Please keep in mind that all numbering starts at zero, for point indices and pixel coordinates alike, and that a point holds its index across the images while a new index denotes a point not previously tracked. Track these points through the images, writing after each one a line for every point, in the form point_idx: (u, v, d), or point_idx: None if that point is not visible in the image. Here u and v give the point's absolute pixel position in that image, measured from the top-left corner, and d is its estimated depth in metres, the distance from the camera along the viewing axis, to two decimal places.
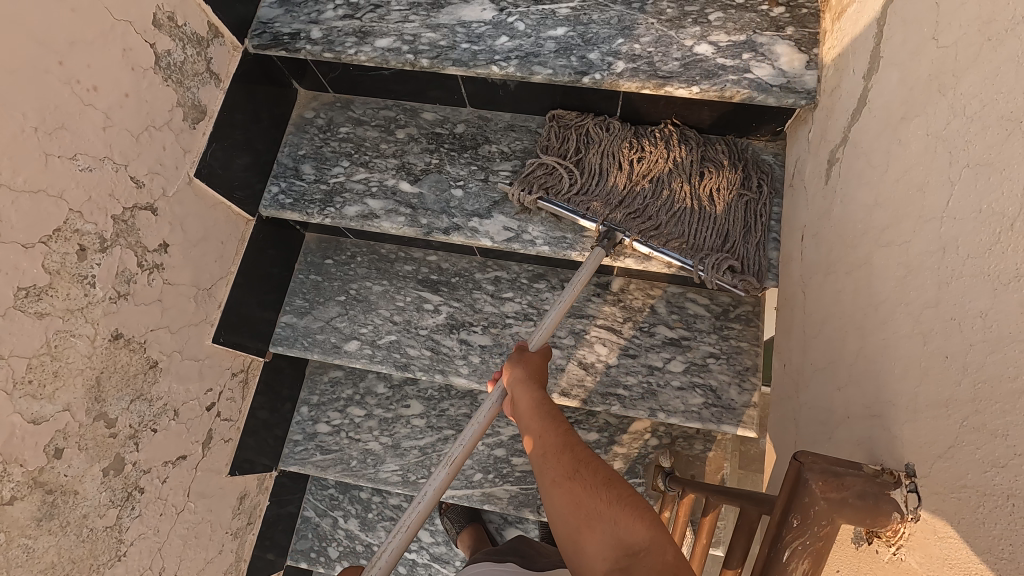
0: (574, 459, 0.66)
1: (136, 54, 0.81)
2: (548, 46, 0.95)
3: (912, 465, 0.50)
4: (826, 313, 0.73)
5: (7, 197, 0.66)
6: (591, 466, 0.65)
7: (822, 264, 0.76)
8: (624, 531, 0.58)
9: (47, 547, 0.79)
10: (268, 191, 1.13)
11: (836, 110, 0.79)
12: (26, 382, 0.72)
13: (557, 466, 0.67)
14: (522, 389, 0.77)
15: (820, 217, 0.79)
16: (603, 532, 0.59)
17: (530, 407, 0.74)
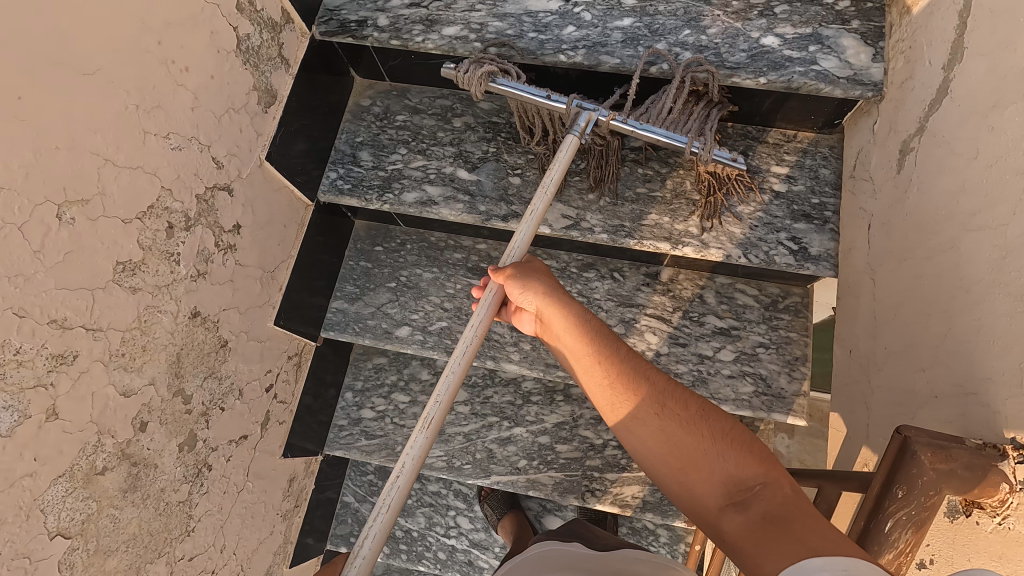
0: (660, 399, 0.72)
1: (222, 37, 0.83)
2: (615, 36, 0.96)
3: (1016, 437, 0.51)
4: (901, 298, 0.75)
5: (111, 171, 0.68)
6: (686, 403, 0.71)
7: (896, 251, 0.78)
8: (734, 468, 0.63)
9: (131, 518, 0.81)
10: (326, 177, 1.16)
11: (908, 100, 0.81)
12: (120, 354, 0.74)
13: (651, 404, 0.72)
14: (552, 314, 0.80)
15: (890, 205, 0.81)
16: (710, 470, 0.65)
17: (576, 333, 0.78)
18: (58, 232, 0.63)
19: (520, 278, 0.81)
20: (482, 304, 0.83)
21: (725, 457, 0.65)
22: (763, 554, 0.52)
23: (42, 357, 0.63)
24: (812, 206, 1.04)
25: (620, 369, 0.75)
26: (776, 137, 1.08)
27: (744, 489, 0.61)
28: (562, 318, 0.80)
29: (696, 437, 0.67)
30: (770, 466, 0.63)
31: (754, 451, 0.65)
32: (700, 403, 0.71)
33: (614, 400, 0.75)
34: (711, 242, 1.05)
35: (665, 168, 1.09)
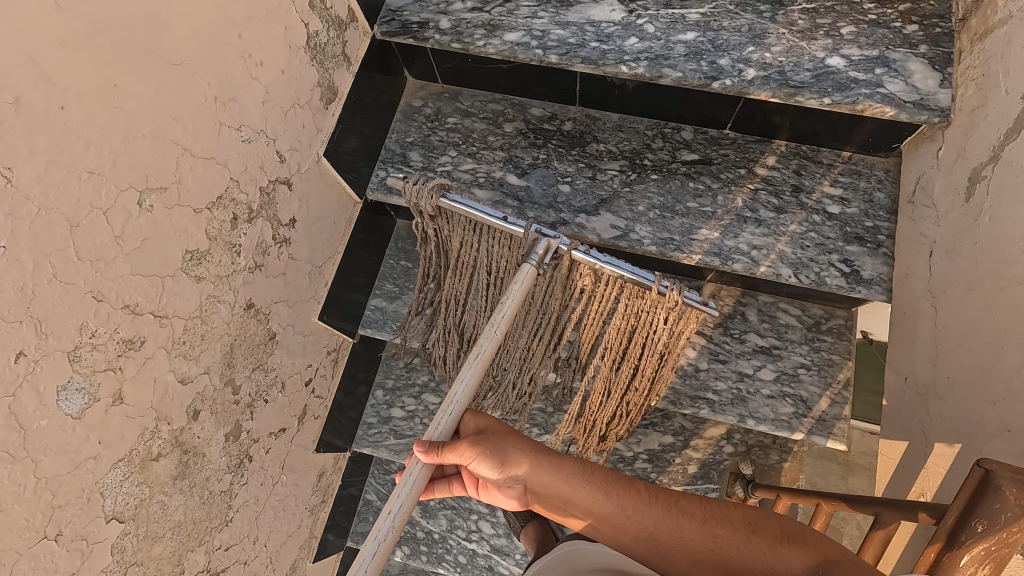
0: (693, 522, 0.70)
1: (295, 33, 0.83)
2: (678, 50, 0.96)
3: None
4: (969, 327, 0.76)
5: (188, 161, 0.69)
6: (723, 520, 0.69)
7: (964, 279, 0.79)
8: (798, 573, 0.64)
9: (178, 505, 0.81)
10: (375, 175, 1.16)
11: (979, 128, 0.81)
12: (181, 343, 0.75)
13: (690, 531, 0.70)
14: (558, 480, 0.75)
15: (956, 233, 0.82)
16: None
17: (590, 498, 0.73)
18: (137, 219, 0.63)
19: (492, 453, 0.77)
20: (407, 478, 0.75)
21: (787, 565, 0.64)
22: None
23: (113, 341, 0.64)
24: (865, 228, 1.03)
25: (651, 513, 0.72)
26: (830, 159, 1.08)
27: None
28: (551, 478, 0.76)
29: (753, 552, 0.66)
30: (825, 551, 0.64)
31: (799, 540, 0.66)
32: (727, 504, 0.72)
33: (649, 542, 0.72)
34: (762, 260, 1.03)
35: (716, 183, 1.08)
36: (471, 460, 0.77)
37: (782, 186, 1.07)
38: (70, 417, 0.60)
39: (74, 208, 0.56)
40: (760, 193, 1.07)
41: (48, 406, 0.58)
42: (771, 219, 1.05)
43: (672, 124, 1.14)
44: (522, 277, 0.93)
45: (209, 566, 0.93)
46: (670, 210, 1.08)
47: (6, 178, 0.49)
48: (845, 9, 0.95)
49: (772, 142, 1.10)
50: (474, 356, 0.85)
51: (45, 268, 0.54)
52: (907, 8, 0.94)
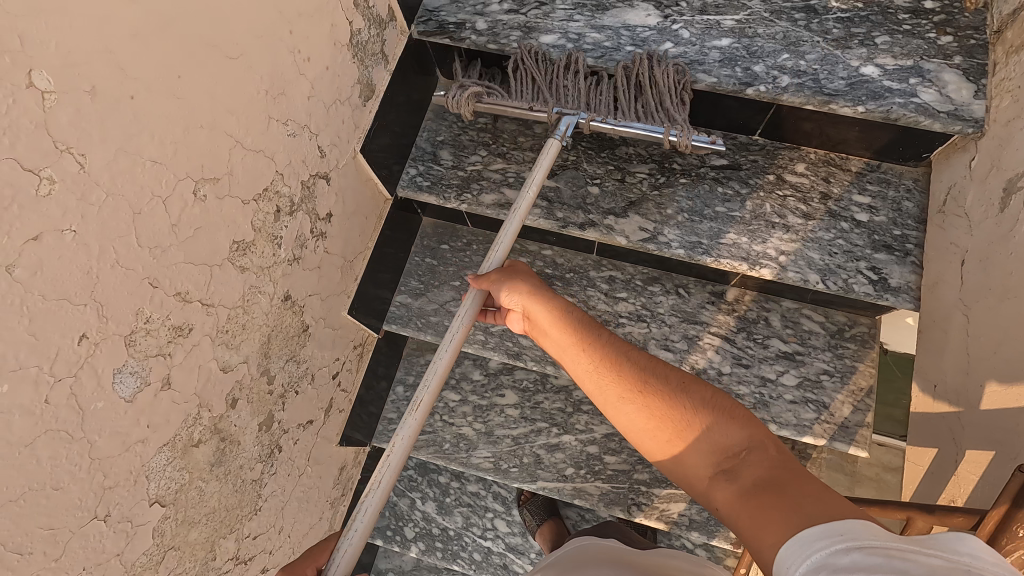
0: (638, 373, 0.73)
1: (339, 30, 0.85)
2: (712, 55, 0.97)
3: None
4: (1003, 336, 0.78)
5: (239, 153, 0.70)
6: (667, 379, 0.71)
7: (998, 290, 0.80)
8: (721, 436, 0.65)
9: (214, 491, 0.83)
10: (406, 173, 1.17)
11: (1016, 139, 0.81)
12: (224, 331, 0.76)
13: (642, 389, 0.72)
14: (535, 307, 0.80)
15: (990, 243, 0.83)
16: (696, 443, 0.66)
17: (568, 327, 0.78)
18: (192, 208, 0.65)
19: (507, 279, 0.82)
20: (465, 304, 0.84)
21: (708, 425, 0.66)
22: (761, 520, 0.54)
23: (164, 327, 0.65)
24: (893, 237, 1.04)
25: (609, 357, 0.75)
26: (860, 167, 1.08)
27: (733, 454, 0.63)
28: (542, 308, 0.80)
29: (682, 411, 0.68)
30: (752, 427, 0.64)
31: (732, 413, 0.66)
32: (679, 374, 0.72)
33: (598, 384, 0.74)
34: (789, 265, 1.04)
35: (745, 189, 1.09)
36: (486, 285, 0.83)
37: (811, 193, 1.08)
38: (123, 399, 0.62)
39: (137, 195, 0.57)
40: (789, 199, 1.08)
41: (105, 388, 0.59)
42: (798, 225, 1.06)
43: (702, 129, 1.15)
44: (548, 152, 0.89)
45: (238, 554, 0.94)
46: (698, 213, 1.09)
47: (80, 164, 0.50)
48: (880, 19, 0.96)
49: (801, 149, 1.11)
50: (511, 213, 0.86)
51: (109, 253, 0.55)
52: (942, 20, 0.95)
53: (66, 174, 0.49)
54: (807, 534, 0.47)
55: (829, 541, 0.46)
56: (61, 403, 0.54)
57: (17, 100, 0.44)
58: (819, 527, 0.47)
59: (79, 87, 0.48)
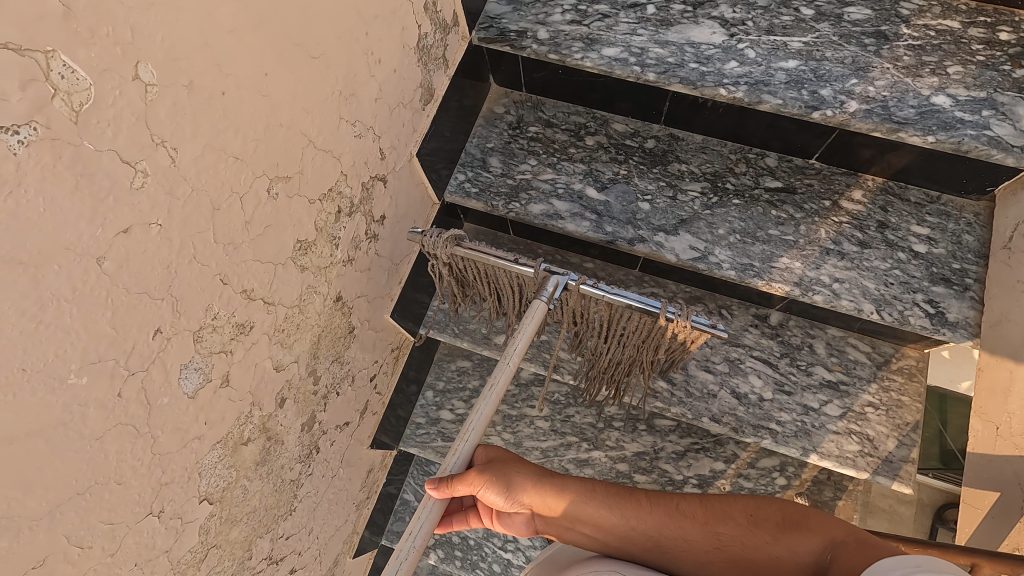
0: (696, 518, 0.76)
1: (409, 33, 0.84)
2: (778, 77, 0.96)
3: None
4: None
5: (311, 153, 0.70)
6: (724, 514, 0.75)
7: None
8: (804, 554, 0.69)
9: (256, 491, 0.82)
10: (454, 178, 1.16)
11: None
12: (280, 331, 0.75)
13: (700, 535, 0.75)
14: (547, 498, 0.80)
15: None
16: (784, 562, 0.70)
17: (593, 504, 0.78)
18: (264, 206, 0.64)
19: (498, 482, 0.80)
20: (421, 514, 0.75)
21: (790, 549, 0.70)
22: None
23: (229, 324, 0.64)
24: (952, 270, 1.01)
25: (663, 515, 0.76)
26: (919, 197, 1.06)
27: (824, 566, 0.67)
28: (555, 498, 0.80)
29: (755, 542, 0.72)
30: (827, 530, 0.69)
31: (799, 525, 0.71)
32: (738, 501, 0.76)
33: (673, 551, 0.76)
34: (844, 293, 1.02)
35: (800, 213, 1.07)
36: (479, 488, 0.80)
37: (868, 221, 1.06)
38: (187, 395, 0.61)
39: (218, 191, 0.57)
40: (845, 226, 1.06)
41: (171, 383, 0.58)
42: (853, 253, 1.04)
43: (757, 150, 1.13)
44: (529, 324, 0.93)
45: (271, 554, 0.93)
46: (750, 235, 1.07)
47: (171, 158, 0.50)
48: (952, 48, 0.95)
49: (859, 176, 1.09)
50: (489, 389, 0.82)
51: (188, 248, 0.55)
52: (1017, 52, 0.93)
53: (158, 167, 0.49)
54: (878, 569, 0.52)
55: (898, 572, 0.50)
56: (131, 398, 0.54)
57: (122, 92, 0.43)
58: (892, 563, 0.52)
59: (178, 81, 0.48)
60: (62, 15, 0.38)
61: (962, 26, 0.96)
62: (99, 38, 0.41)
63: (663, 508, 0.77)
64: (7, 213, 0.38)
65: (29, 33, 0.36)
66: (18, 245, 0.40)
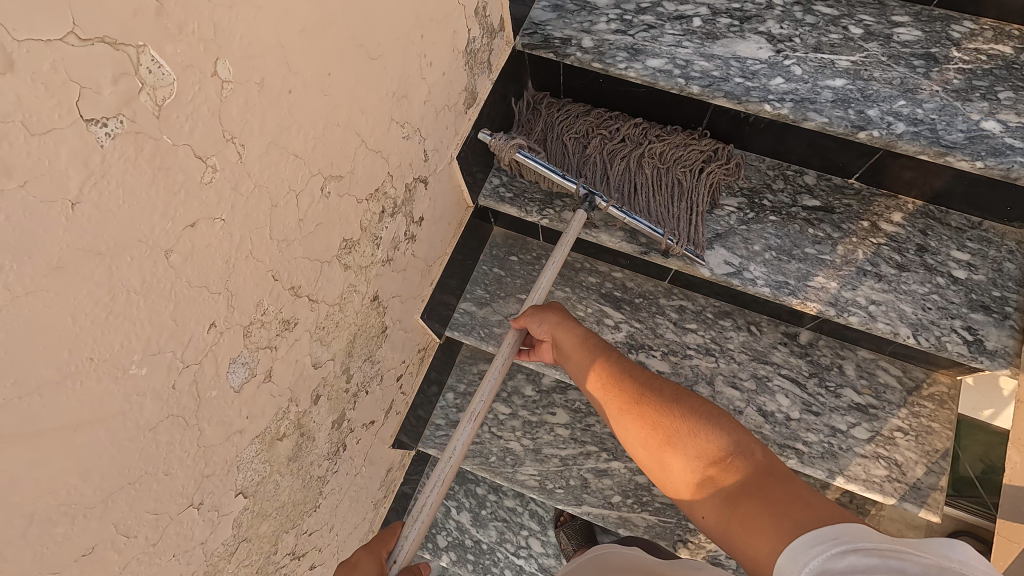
0: (633, 386, 0.78)
1: (459, 37, 0.85)
2: (825, 95, 0.95)
3: None
4: None
5: (363, 152, 0.70)
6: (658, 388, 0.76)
7: None
8: (706, 443, 0.68)
9: (286, 486, 0.82)
10: (489, 182, 1.16)
11: None
12: (320, 328, 0.75)
13: (627, 416, 0.77)
14: (560, 331, 0.87)
15: None
16: (681, 449, 0.69)
17: (581, 345, 0.85)
18: (317, 203, 0.64)
19: (538, 314, 0.90)
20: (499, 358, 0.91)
21: (695, 433, 0.70)
22: (741, 525, 0.58)
23: (276, 320, 0.65)
24: (992, 298, 1.00)
25: (618, 377, 0.80)
26: (960, 222, 1.05)
27: (718, 461, 0.66)
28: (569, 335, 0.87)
29: (671, 416, 0.73)
30: (739, 432, 0.68)
31: (715, 419, 0.70)
32: (674, 386, 0.77)
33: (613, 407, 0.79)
34: (880, 315, 1.00)
35: (837, 233, 1.06)
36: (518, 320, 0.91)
37: (907, 244, 1.04)
38: (233, 388, 0.61)
39: (278, 188, 0.57)
40: (883, 248, 1.05)
41: (220, 377, 0.58)
42: (891, 275, 1.03)
43: (795, 167, 1.13)
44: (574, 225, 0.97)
45: (295, 549, 0.93)
46: (786, 253, 1.06)
47: (239, 154, 0.50)
48: (1004, 74, 0.93)
49: (899, 198, 1.08)
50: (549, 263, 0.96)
51: (246, 244, 0.55)
52: None
53: (227, 163, 0.49)
54: (802, 541, 0.50)
55: (823, 547, 0.48)
56: (184, 390, 0.54)
57: (201, 88, 0.44)
58: (812, 535, 0.50)
59: (251, 78, 0.48)
60: (155, 11, 0.38)
61: (1014, 51, 0.95)
62: (185, 34, 0.41)
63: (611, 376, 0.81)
64: (90, 204, 0.39)
65: (125, 27, 0.37)
66: (96, 235, 0.40)
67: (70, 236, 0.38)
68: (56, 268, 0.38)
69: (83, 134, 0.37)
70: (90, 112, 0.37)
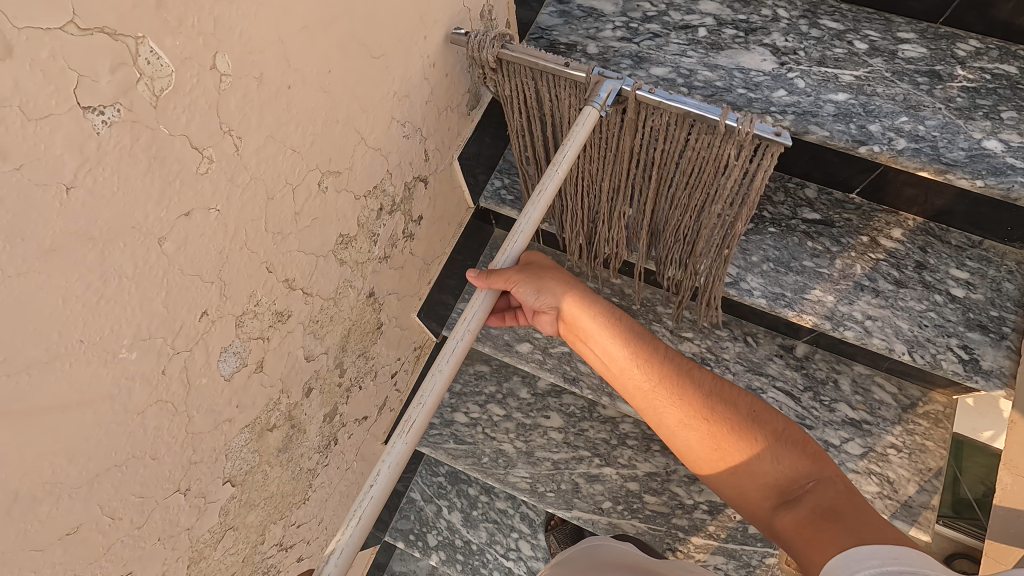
0: (701, 396, 0.76)
1: (463, 39, 0.85)
2: (827, 109, 0.95)
3: None
4: None
5: (362, 149, 0.71)
6: (718, 403, 0.76)
7: None
8: (779, 466, 0.70)
9: (275, 477, 0.83)
10: (491, 184, 1.16)
11: None
12: (314, 322, 0.76)
13: (688, 403, 0.76)
14: (582, 312, 0.82)
15: None
16: (763, 475, 0.70)
17: (601, 324, 0.82)
18: (314, 198, 0.65)
19: (534, 280, 0.81)
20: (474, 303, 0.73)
21: (773, 456, 0.71)
22: (821, 542, 0.60)
23: (269, 312, 0.65)
24: (989, 317, 0.99)
25: (662, 371, 0.79)
26: (960, 240, 1.05)
27: (795, 492, 0.68)
28: (579, 306, 0.83)
29: (742, 442, 0.72)
30: (817, 461, 0.70)
31: (795, 444, 0.71)
32: (740, 396, 0.77)
33: (659, 407, 0.78)
34: (876, 331, 1.00)
35: (836, 247, 1.06)
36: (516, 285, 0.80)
37: (905, 261, 1.04)
38: (223, 377, 0.62)
39: (274, 181, 0.58)
40: (881, 263, 1.04)
41: (211, 365, 0.59)
42: (888, 291, 1.02)
43: (797, 179, 1.13)
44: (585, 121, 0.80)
45: (282, 540, 0.94)
46: (784, 265, 1.06)
47: (236, 146, 0.51)
48: (1008, 93, 0.93)
49: (900, 215, 1.08)
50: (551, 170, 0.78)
51: (241, 235, 0.56)
52: None
53: (223, 155, 0.50)
54: (856, 552, 0.54)
55: (877, 560, 0.52)
56: (173, 376, 0.55)
57: (199, 80, 0.45)
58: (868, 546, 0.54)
59: (250, 72, 0.49)
60: (155, 5, 0.39)
61: (1019, 71, 0.94)
62: (185, 28, 0.42)
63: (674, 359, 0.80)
64: (85, 189, 0.40)
65: (124, 17, 0.38)
66: (90, 221, 0.41)
67: (64, 220, 0.39)
68: (49, 251, 0.39)
69: (81, 121, 0.38)
70: (87, 100, 0.38)
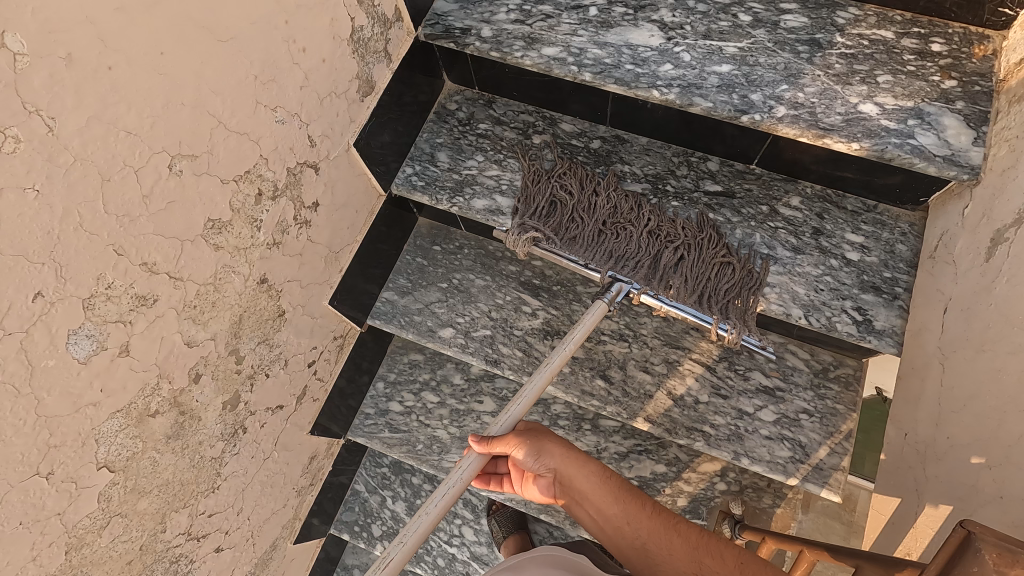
0: (690, 545, 0.78)
1: (340, 25, 0.87)
2: (710, 80, 0.97)
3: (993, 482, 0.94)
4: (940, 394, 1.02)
5: (222, 133, 0.72)
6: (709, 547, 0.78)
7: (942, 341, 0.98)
8: None
9: (168, 464, 0.84)
10: (402, 171, 1.17)
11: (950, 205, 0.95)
12: (191, 307, 0.77)
13: (669, 549, 0.79)
14: (576, 469, 0.85)
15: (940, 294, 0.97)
16: None
17: (597, 488, 0.83)
18: (166, 181, 0.66)
19: (532, 444, 0.85)
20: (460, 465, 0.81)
21: None
22: None
23: (128, 295, 0.66)
24: (883, 279, 1.00)
25: (650, 524, 0.81)
26: (855, 205, 1.06)
27: None
28: (585, 477, 0.84)
29: None
30: None
31: None
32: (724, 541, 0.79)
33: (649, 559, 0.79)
34: (773, 298, 1.02)
35: (737, 217, 1.08)
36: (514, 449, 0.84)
37: (803, 228, 1.06)
38: (77, 360, 0.63)
39: (109, 162, 0.59)
40: (780, 231, 1.06)
41: (58, 347, 0.60)
42: (786, 258, 1.04)
43: (699, 153, 1.14)
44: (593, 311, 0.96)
45: (191, 529, 0.94)
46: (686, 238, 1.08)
47: (49, 127, 0.53)
48: (884, 58, 0.95)
49: (797, 182, 1.10)
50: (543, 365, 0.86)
51: (73, 216, 0.57)
52: (948, 64, 0.94)
53: (34, 134, 0.51)
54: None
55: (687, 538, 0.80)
56: (9, 356, 0.56)
57: None
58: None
59: (55, 52, 0.51)
60: None
61: (895, 36, 0.97)
62: None
63: (678, 529, 0.80)
64: None
65: None
66: None
67: None
68: None
69: None
70: None
